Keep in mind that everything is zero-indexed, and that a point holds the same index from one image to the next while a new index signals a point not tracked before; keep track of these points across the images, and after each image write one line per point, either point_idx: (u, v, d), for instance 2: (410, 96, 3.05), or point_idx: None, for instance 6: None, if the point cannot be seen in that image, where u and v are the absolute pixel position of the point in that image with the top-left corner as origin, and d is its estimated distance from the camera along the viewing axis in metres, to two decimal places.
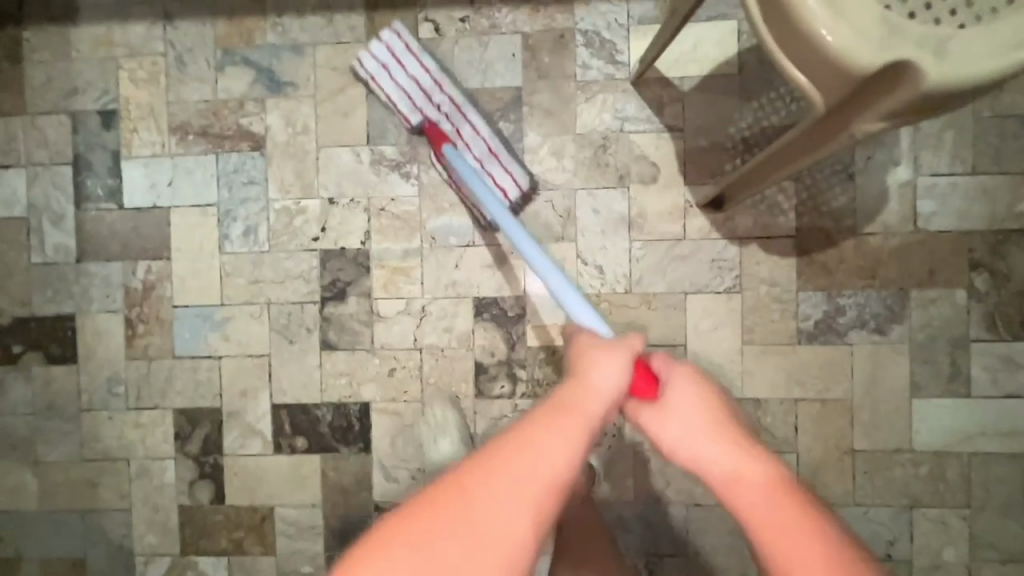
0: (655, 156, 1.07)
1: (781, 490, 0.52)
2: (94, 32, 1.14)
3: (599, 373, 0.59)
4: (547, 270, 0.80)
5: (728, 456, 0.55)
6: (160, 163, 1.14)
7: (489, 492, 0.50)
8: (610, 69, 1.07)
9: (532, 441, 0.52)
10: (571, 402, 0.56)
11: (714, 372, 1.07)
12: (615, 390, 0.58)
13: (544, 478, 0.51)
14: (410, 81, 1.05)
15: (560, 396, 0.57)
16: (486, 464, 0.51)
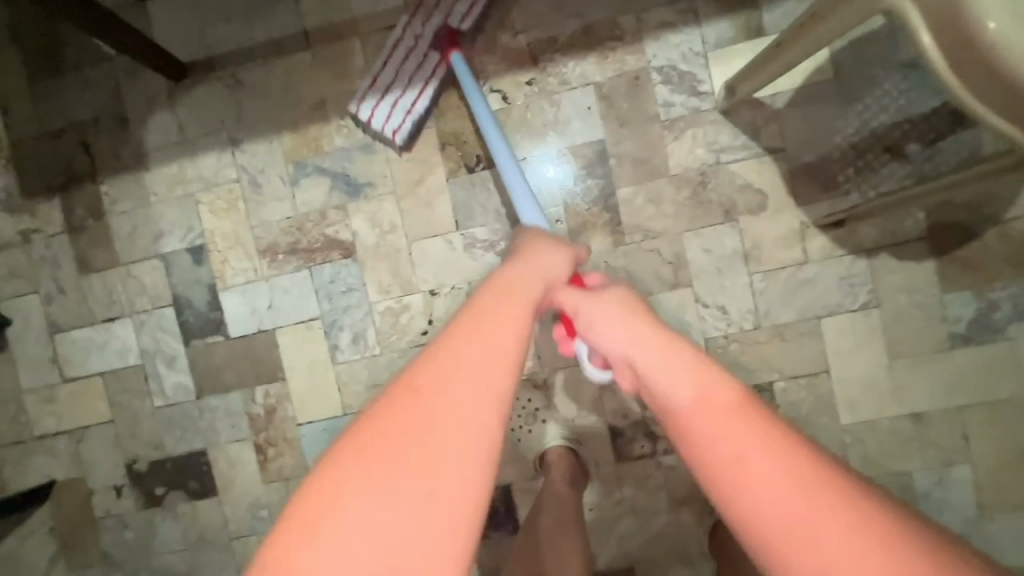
0: (759, 182, 1.01)
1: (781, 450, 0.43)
2: (167, 172, 1.15)
3: (546, 267, 0.61)
4: (504, 164, 0.89)
5: (690, 376, 0.49)
6: (256, 288, 1.14)
7: (494, 331, 0.49)
8: (694, 102, 1.01)
9: (518, 287, 0.54)
10: (533, 273, 0.58)
11: (865, 394, 1.01)
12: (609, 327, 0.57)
13: (528, 308, 0.52)
14: (411, 80, 1.03)
15: (533, 279, 0.57)
16: (491, 315, 0.50)
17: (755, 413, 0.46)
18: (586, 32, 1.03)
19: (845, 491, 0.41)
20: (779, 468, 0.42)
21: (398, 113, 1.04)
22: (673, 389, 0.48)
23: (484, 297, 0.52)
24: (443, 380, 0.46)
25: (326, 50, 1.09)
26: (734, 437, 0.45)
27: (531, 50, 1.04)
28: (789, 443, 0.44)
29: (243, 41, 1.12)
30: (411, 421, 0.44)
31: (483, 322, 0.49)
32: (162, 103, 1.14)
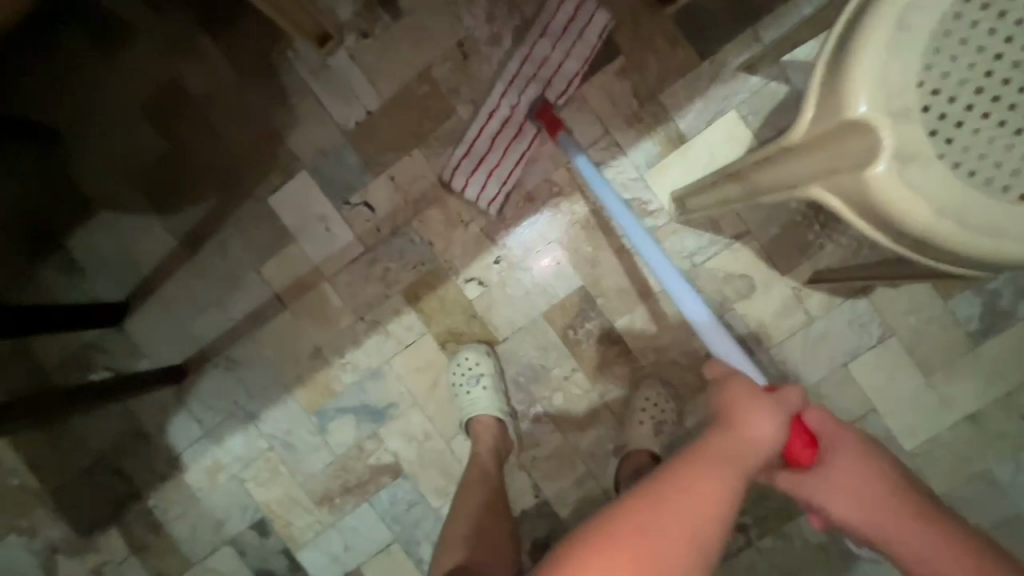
0: (740, 268, 1.05)
1: (919, 525, 0.66)
2: (204, 465, 1.19)
3: (750, 426, 0.62)
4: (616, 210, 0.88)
5: (843, 498, 0.67)
6: (327, 536, 1.17)
7: (707, 492, 0.58)
8: (651, 221, 1.06)
9: (721, 455, 0.60)
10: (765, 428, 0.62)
11: (916, 415, 1.04)
12: (776, 442, 0.62)
13: (732, 496, 0.59)
14: (498, 143, 1.05)
15: (715, 440, 0.62)
16: (700, 481, 0.58)
17: (873, 463, 0.68)
18: (528, 198, 1.08)
19: (900, 494, 0.67)
20: (862, 489, 0.67)
21: (487, 179, 1.06)
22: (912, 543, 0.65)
23: (691, 471, 0.59)
24: (656, 544, 0.55)
25: (303, 303, 1.14)
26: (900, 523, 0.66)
27: (486, 232, 1.09)
28: (891, 480, 0.68)
29: (223, 324, 1.16)
30: (648, 557, 0.54)
31: (697, 485, 0.58)
32: (175, 406, 1.18)
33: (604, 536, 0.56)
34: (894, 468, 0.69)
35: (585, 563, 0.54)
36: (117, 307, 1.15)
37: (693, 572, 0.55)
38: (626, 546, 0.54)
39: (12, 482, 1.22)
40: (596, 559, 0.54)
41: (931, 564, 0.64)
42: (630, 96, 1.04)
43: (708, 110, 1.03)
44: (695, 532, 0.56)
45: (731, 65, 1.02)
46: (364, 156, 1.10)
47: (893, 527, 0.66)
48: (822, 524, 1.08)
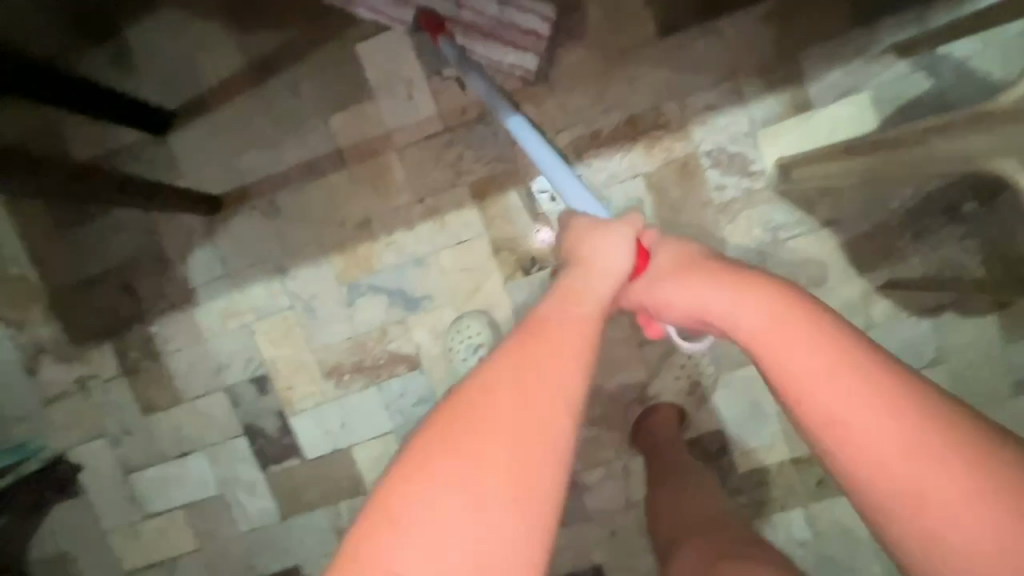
0: (818, 257, 1.02)
1: (932, 446, 0.38)
2: (217, 306, 1.13)
3: (598, 258, 0.54)
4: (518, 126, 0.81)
5: (742, 300, 0.48)
6: (326, 409, 1.14)
7: (555, 342, 0.46)
8: (747, 183, 1.01)
9: (573, 298, 0.49)
10: (603, 243, 0.55)
11: None
12: (625, 261, 0.54)
13: (598, 301, 0.50)
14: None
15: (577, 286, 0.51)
16: (550, 328, 0.47)
17: (782, 298, 0.47)
18: (629, 123, 1.01)
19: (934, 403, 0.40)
20: (759, 313, 0.47)
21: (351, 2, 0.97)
22: (737, 321, 0.48)
23: (517, 351, 0.45)
24: (494, 424, 0.42)
25: (364, 167, 1.06)
26: (845, 407, 0.41)
27: (575, 147, 1.02)
28: (886, 381, 0.41)
29: (273, 167, 1.08)
30: (477, 433, 0.42)
31: (562, 344, 0.45)
32: (201, 238, 1.12)
33: (439, 437, 0.42)
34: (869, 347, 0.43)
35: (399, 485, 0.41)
36: (166, 116, 1.06)
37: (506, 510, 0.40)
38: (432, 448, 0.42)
39: (10, 269, 1.16)
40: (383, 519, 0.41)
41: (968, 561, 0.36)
42: (770, 45, 0.97)
43: (845, 83, 0.96)
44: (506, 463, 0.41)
45: (884, 42, 0.95)
46: None
47: (954, 504, 0.37)
48: (811, 522, 1.09)
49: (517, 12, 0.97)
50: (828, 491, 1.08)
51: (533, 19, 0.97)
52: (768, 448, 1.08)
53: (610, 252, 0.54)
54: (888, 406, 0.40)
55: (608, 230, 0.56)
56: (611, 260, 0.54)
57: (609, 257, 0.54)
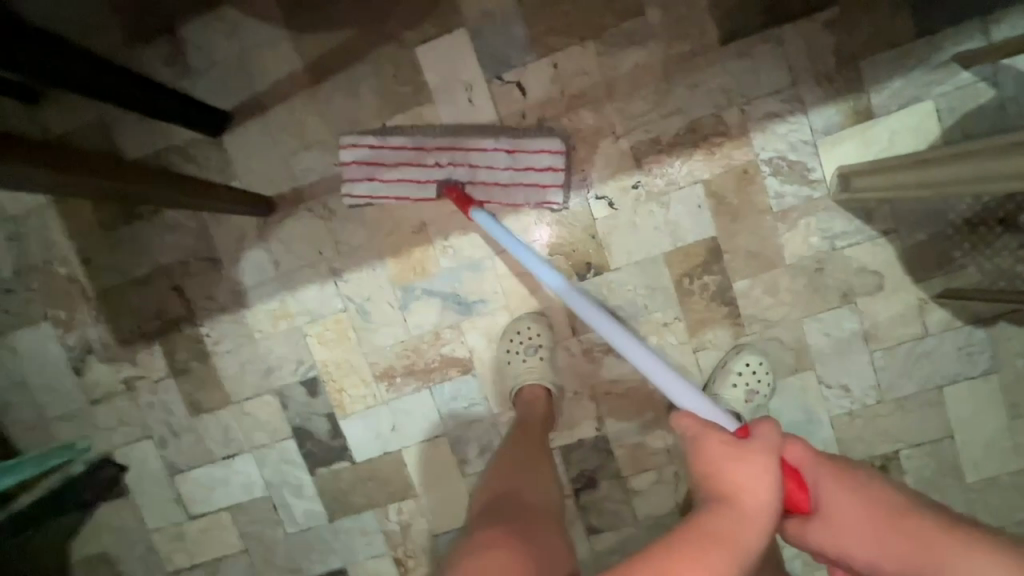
0: (875, 265, 1.02)
1: (954, 556, 0.55)
2: (268, 308, 1.13)
3: (751, 489, 0.55)
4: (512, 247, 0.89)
5: (832, 491, 0.61)
6: (376, 411, 1.14)
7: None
8: (806, 191, 1.01)
9: (728, 539, 0.51)
10: (758, 468, 0.55)
11: (987, 453, 1.06)
12: (774, 498, 0.55)
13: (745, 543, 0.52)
14: (402, 165, 1.04)
15: (717, 517, 0.53)
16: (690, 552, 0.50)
17: (851, 484, 0.61)
18: (690, 130, 1.01)
19: (961, 549, 0.55)
20: (852, 503, 0.60)
21: (364, 179, 1.05)
22: (841, 535, 0.60)
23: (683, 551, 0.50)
24: None
25: None
26: (905, 557, 0.58)
27: (635, 153, 1.03)
28: (929, 528, 0.58)
29: (329, 170, 1.08)
30: None
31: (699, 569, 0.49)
32: (253, 240, 1.11)
33: None
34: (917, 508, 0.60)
35: None
36: (222, 116, 1.05)
37: None
38: None
39: (58, 269, 1.15)
40: None
41: None
42: (833, 54, 0.97)
43: (906, 92, 0.97)
44: None
45: (947, 52, 0.95)
46: (532, 32, 1.01)
47: None
48: None
49: (533, 163, 1.02)
50: None
51: (546, 157, 1.01)
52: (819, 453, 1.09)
53: (767, 491, 0.55)
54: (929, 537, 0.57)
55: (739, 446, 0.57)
56: (761, 492, 0.55)
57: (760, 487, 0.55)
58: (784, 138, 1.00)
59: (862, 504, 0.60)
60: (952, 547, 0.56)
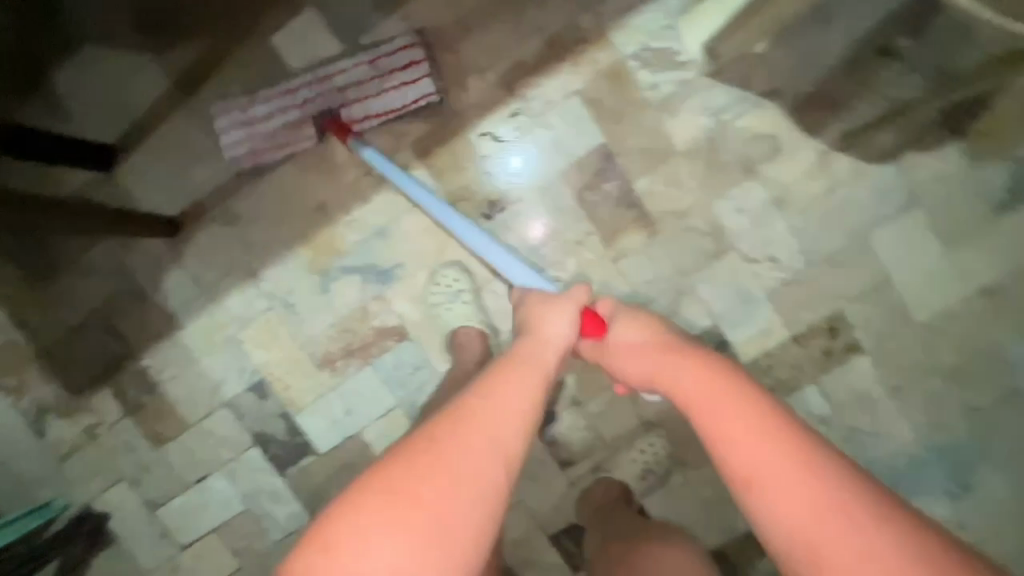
0: (767, 129, 1.01)
1: (751, 404, 0.60)
2: (200, 325, 1.15)
3: (549, 324, 0.76)
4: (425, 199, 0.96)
5: (689, 372, 0.66)
6: (328, 399, 1.15)
7: (505, 397, 0.61)
8: (679, 74, 1.01)
9: (525, 361, 0.67)
10: (553, 310, 0.78)
11: (932, 287, 1.03)
12: (567, 336, 0.75)
13: (540, 369, 0.67)
14: (282, 114, 1.04)
15: (524, 350, 0.70)
16: (499, 379, 0.63)
17: (715, 365, 0.66)
18: (551, 45, 1.01)
19: (748, 387, 0.62)
20: (660, 358, 0.72)
21: (242, 134, 1.06)
22: (676, 382, 0.67)
23: (503, 372, 0.65)
24: (468, 439, 0.56)
25: (307, 153, 1.08)
26: (705, 391, 0.63)
27: (504, 81, 1.03)
28: (729, 386, 0.62)
29: (222, 175, 1.09)
30: (450, 445, 0.55)
31: (508, 389, 0.62)
32: (169, 263, 1.13)
33: (415, 440, 0.56)
34: (736, 369, 0.65)
35: (385, 474, 0.54)
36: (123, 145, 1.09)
37: (475, 495, 0.54)
38: (417, 451, 0.55)
39: None
40: (372, 485, 0.54)
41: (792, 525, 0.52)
42: None
43: None
44: (484, 455, 0.56)
45: None
46: None
47: (775, 474, 0.54)
48: (827, 393, 1.08)
49: (392, 66, 1.01)
50: (835, 359, 1.07)
51: (403, 57, 1.01)
52: (766, 330, 1.07)
53: (558, 324, 0.75)
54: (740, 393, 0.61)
55: (555, 308, 0.78)
56: (556, 331, 0.75)
57: (559, 330, 0.75)
58: (643, 29, 1.00)
59: (664, 347, 0.73)
60: (721, 371, 0.65)
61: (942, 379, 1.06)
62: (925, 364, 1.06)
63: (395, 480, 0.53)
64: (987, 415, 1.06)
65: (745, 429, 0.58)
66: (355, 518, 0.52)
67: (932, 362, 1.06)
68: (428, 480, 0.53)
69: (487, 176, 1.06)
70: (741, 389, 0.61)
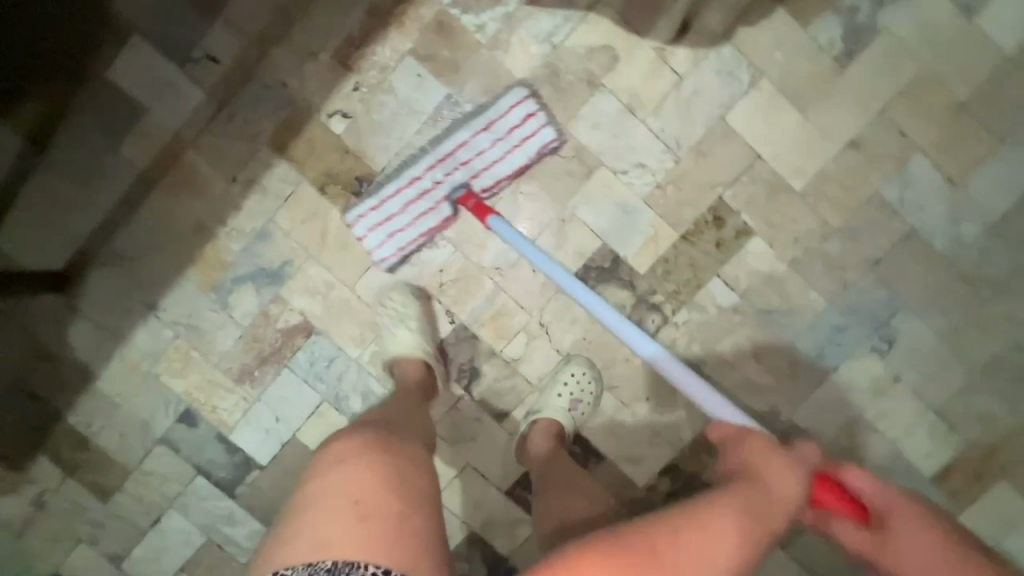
0: (600, 41, 1.02)
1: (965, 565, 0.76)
2: (115, 370, 1.15)
3: (779, 482, 0.71)
4: (531, 256, 0.95)
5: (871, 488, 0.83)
6: (256, 411, 1.15)
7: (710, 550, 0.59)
8: (501, 10, 1.02)
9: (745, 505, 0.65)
10: (786, 477, 0.73)
11: (800, 155, 1.05)
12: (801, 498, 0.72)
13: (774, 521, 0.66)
14: (410, 209, 1.02)
15: (749, 496, 0.67)
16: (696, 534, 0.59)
17: (926, 524, 0.80)
18: (374, 13, 1.03)
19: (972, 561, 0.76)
20: (917, 526, 0.80)
21: (386, 239, 1.04)
22: (906, 548, 0.79)
23: (732, 514, 0.63)
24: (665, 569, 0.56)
25: (172, 177, 1.09)
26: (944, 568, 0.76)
27: (339, 59, 1.04)
28: (968, 552, 0.77)
29: (95, 218, 1.10)
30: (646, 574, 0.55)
31: (716, 527, 0.61)
32: (68, 317, 1.13)
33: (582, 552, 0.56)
34: (953, 530, 0.81)
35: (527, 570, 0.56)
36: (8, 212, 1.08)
37: None
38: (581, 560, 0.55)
39: None
40: None
41: None
42: None
43: None
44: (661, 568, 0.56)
45: None
46: (196, 5, 1.04)
47: None
48: (731, 283, 1.09)
49: (522, 134, 1.00)
50: (730, 247, 1.08)
51: (522, 112, 1.00)
52: (655, 236, 1.07)
53: (778, 478, 0.72)
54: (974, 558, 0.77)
55: (760, 445, 0.78)
56: (780, 490, 0.70)
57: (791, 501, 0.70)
58: None
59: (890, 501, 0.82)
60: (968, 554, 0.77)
61: (835, 240, 1.07)
62: (816, 230, 1.07)
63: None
64: (885, 266, 1.07)
65: None
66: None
67: (822, 227, 1.07)
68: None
69: (349, 155, 1.07)
70: (959, 547, 0.78)
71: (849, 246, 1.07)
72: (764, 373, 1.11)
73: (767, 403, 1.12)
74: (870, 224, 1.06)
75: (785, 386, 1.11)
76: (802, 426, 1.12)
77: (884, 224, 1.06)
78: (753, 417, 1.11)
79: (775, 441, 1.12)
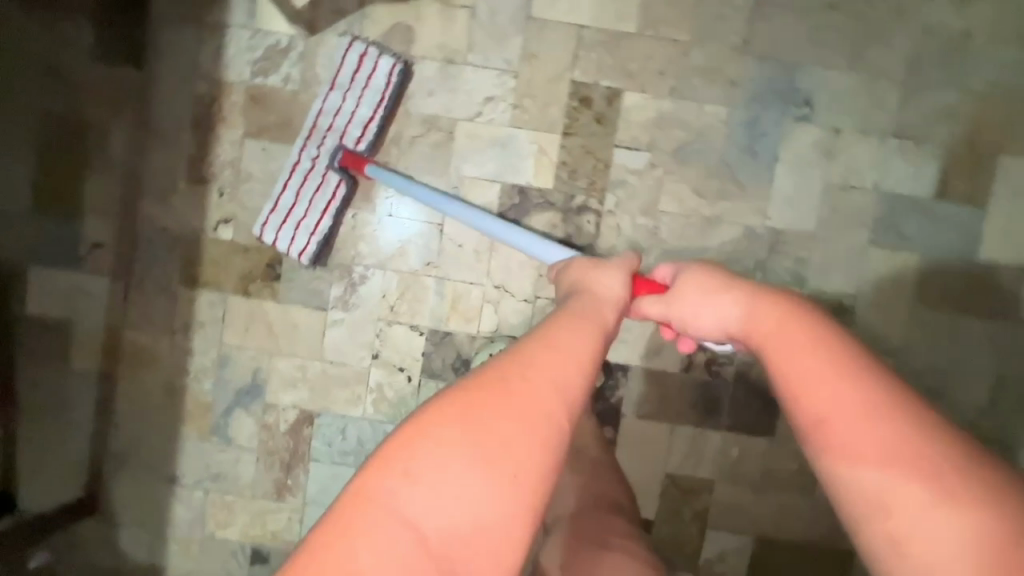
0: (389, 24, 1.06)
1: (891, 415, 0.42)
2: (177, 552, 1.18)
3: (599, 287, 0.61)
4: (419, 191, 0.97)
5: (751, 316, 0.54)
6: (311, 515, 1.16)
7: (559, 347, 0.47)
8: (295, 55, 1.07)
9: (583, 315, 0.53)
10: (609, 278, 0.63)
11: (615, 2, 1.05)
12: (624, 298, 0.61)
13: (604, 329, 0.52)
14: (303, 192, 1.04)
15: (576, 311, 0.54)
16: (562, 332, 0.48)
17: (838, 351, 0.47)
18: (198, 125, 1.09)
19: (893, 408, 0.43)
20: (814, 352, 0.46)
21: (296, 231, 1.05)
22: (802, 378, 0.46)
23: (561, 327, 0.49)
24: (499, 403, 0.43)
25: (124, 360, 1.14)
26: (820, 378, 0.45)
27: (195, 180, 1.10)
28: (892, 395, 0.43)
29: (84, 435, 1.15)
30: (487, 409, 0.42)
31: (558, 340, 0.47)
32: (113, 531, 1.17)
33: (451, 400, 0.43)
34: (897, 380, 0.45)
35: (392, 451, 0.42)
36: (7, 478, 1.11)
37: (491, 469, 0.41)
38: (443, 405, 0.43)
39: None
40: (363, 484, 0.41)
41: (853, 474, 0.42)
42: None
43: None
44: (534, 424, 0.42)
45: None
46: (60, 212, 1.12)
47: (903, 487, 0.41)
48: (634, 145, 1.07)
49: (366, 76, 1.03)
50: (611, 116, 1.07)
51: (367, 64, 1.02)
52: (542, 149, 1.07)
53: (614, 280, 0.63)
54: (886, 393, 0.43)
55: (617, 268, 0.65)
56: (608, 292, 0.61)
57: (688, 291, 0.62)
58: (242, 53, 1.08)
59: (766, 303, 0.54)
60: (844, 355, 0.46)
61: (697, 50, 1.05)
62: (675, 53, 1.05)
63: (422, 436, 0.41)
64: (755, 41, 1.05)
65: (863, 440, 0.42)
66: (425, 433, 0.42)
67: (678, 48, 1.05)
68: (458, 463, 0.40)
69: (250, 250, 1.11)
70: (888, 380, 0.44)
71: (713, 47, 1.05)
72: (717, 204, 1.08)
73: (738, 227, 1.08)
74: (717, 18, 1.05)
75: (743, 202, 1.08)
76: (782, 225, 1.07)
77: (729, 10, 1.04)
78: (733, 247, 1.08)
79: (767, 255, 1.08)
